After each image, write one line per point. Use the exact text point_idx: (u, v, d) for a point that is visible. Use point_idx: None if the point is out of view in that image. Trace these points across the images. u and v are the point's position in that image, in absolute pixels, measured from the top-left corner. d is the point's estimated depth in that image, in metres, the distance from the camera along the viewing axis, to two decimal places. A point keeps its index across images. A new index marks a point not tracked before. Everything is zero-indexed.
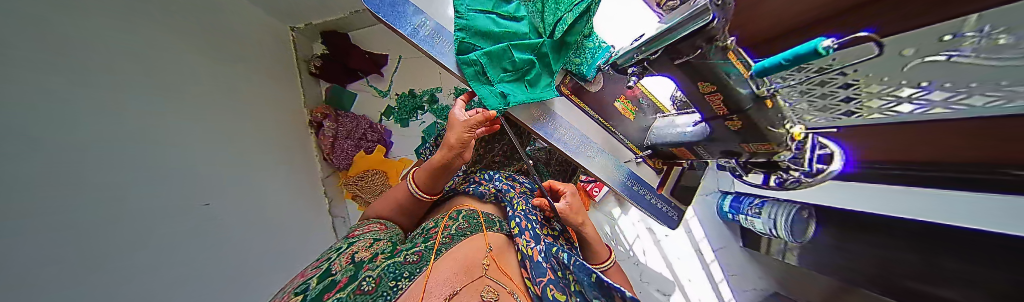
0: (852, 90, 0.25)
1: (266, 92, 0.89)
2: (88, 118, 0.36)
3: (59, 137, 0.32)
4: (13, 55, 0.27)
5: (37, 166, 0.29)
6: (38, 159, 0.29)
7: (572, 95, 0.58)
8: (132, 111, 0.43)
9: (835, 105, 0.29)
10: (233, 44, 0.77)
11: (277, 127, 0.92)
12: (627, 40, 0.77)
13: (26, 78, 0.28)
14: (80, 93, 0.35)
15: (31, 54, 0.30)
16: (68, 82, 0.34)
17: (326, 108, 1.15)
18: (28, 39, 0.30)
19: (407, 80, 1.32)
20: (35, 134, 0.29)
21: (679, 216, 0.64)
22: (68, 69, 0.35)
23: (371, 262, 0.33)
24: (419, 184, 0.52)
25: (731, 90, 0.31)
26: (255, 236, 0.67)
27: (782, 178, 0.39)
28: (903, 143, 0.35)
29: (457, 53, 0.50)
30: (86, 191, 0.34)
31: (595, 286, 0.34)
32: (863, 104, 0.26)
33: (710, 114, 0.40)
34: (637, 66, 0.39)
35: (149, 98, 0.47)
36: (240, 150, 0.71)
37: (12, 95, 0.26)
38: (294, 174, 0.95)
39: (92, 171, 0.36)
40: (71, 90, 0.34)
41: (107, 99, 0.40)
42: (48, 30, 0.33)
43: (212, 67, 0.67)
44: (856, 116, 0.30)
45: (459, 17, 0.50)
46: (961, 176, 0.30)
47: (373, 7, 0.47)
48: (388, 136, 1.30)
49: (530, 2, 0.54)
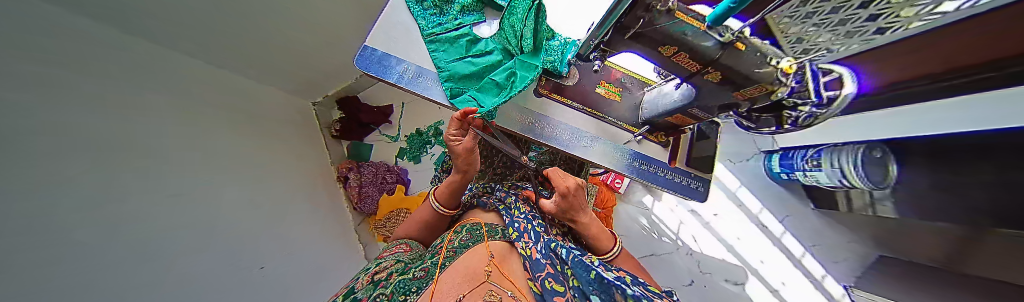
0: (875, 6, 0.17)
1: (289, 159, 1.01)
2: (103, 202, 0.40)
3: (71, 220, 0.35)
4: (32, 155, 0.32)
5: (44, 251, 0.31)
6: (47, 244, 0.32)
7: (552, 94, 0.59)
8: (150, 191, 0.49)
9: (857, 27, 0.21)
10: (254, 124, 0.90)
11: (306, 187, 1.04)
12: (584, 30, 0.78)
13: (44, 171, 0.33)
14: (125, 188, 0.44)
15: (51, 153, 0.34)
16: (88, 175, 0.39)
17: (349, 162, 1.30)
18: (54, 140, 0.35)
19: (413, 121, 1.46)
20: (43, 220, 0.32)
21: (704, 187, 0.61)
22: (88, 159, 0.39)
23: (384, 280, 0.36)
24: (438, 198, 0.56)
25: (695, 45, 0.31)
26: (286, 289, 0.71)
27: (795, 117, 0.37)
28: (916, 59, 0.38)
29: (449, 97, 0.55)
30: (99, 261, 0.37)
31: (594, 282, 0.37)
32: (894, 17, 0.18)
33: (687, 73, 0.38)
34: (598, 50, 0.41)
35: (173, 179, 0.54)
36: (273, 215, 0.80)
37: (27, 187, 0.30)
38: (326, 226, 1.05)
39: (104, 246, 0.39)
40: (90, 181, 0.39)
41: (129, 182, 0.45)
42: (74, 132, 0.38)
43: (235, 144, 0.77)
44: (886, 14, 0.18)
45: (441, 70, 0.56)
46: (987, 75, 0.34)
47: (366, 68, 0.53)
48: (405, 175, 1.41)
49: (494, 36, 0.61)
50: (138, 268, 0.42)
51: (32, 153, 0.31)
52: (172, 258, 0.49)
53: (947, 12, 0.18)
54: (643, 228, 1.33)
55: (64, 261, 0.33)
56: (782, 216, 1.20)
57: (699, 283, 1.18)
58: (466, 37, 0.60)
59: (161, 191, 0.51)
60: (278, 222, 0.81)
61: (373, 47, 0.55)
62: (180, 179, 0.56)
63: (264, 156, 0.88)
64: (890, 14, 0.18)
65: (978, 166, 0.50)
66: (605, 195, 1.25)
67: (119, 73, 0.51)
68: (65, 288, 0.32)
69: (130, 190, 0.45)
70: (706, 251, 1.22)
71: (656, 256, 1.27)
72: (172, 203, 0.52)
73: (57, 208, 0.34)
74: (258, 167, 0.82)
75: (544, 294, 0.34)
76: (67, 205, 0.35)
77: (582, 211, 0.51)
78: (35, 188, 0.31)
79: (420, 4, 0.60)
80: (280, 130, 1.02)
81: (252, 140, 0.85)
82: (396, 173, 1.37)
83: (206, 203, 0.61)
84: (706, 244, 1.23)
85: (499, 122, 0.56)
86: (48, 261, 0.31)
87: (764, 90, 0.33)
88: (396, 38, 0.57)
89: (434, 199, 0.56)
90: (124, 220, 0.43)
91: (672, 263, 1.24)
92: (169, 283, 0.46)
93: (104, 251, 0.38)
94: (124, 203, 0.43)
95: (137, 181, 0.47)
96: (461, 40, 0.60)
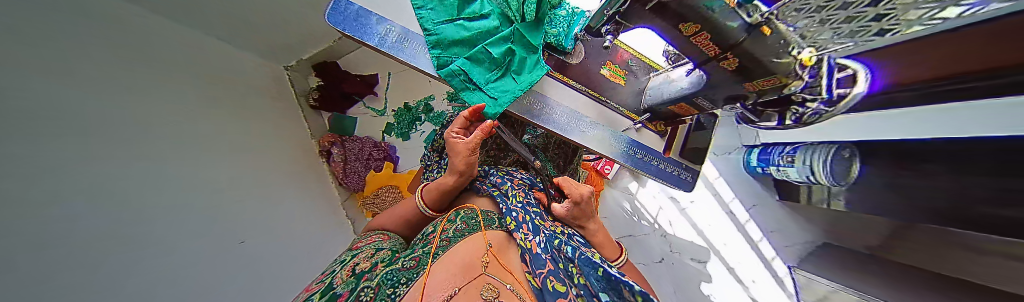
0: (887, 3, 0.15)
1: (273, 126, 0.93)
2: (121, 154, 0.38)
3: (97, 169, 0.34)
4: (53, 94, 0.30)
5: (70, 195, 0.30)
6: (73, 189, 0.31)
7: (555, 73, 0.55)
8: (163, 147, 0.47)
9: (862, 27, 0.19)
10: (242, 85, 0.82)
11: (290, 157, 0.97)
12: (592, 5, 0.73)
13: (59, 108, 0.31)
14: (139, 144, 0.42)
15: (70, 93, 0.32)
16: (107, 123, 0.37)
17: (332, 136, 1.21)
18: (67, 78, 0.33)
19: (401, 94, 1.36)
20: (67, 162, 0.30)
21: (693, 178, 0.62)
22: (101, 106, 0.37)
23: (370, 272, 0.35)
24: (427, 202, 0.54)
25: (720, 25, 0.27)
26: (286, 256, 0.71)
27: (800, 113, 0.36)
28: None
29: (435, 67, 0.49)
30: (116, 214, 0.36)
31: (603, 280, 0.38)
32: (898, 20, 0.17)
33: (702, 58, 0.36)
34: (610, 24, 0.37)
35: (177, 136, 0.51)
36: (270, 187, 0.77)
37: (49, 127, 0.29)
38: (312, 199, 1.01)
39: (126, 196, 0.38)
40: (109, 131, 0.37)
41: (141, 134, 0.42)
42: (87, 76, 0.36)
43: (228, 106, 0.72)
44: (892, 14, 0.16)
45: (427, 33, 0.49)
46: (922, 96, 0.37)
47: (338, 25, 0.45)
48: (393, 152, 1.35)
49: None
50: (155, 222, 0.42)
51: (52, 91, 0.30)
52: (182, 215, 0.47)
53: (952, 19, 0.17)
54: (626, 211, 1.41)
55: (85, 209, 0.32)
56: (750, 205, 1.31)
57: (669, 261, 1.30)
58: None
59: (172, 147, 0.49)
60: (272, 191, 0.78)
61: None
62: (183, 136, 0.53)
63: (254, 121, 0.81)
64: (893, 16, 0.16)
65: None
66: (594, 180, 1.28)
67: (114, 12, 0.45)
68: (79, 239, 0.30)
69: (145, 143, 0.43)
70: (679, 234, 1.34)
71: (635, 238, 1.36)
72: (181, 161, 0.50)
73: (83, 153, 0.32)
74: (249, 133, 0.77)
75: (545, 293, 0.35)
76: (95, 161, 0.34)
77: (591, 217, 0.49)
78: (59, 142, 0.30)
79: None
80: (262, 95, 0.93)
81: (240, 103, 0.78)
82: (383, 150, 1.31)
83: (210, 163, 0.58)
84: (680, 229, 1.34)
85: (508, 109, 0.51)
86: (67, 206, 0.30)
87: (776, 83, 0.32)
88: None
89: (421, 200, 0.54)
90: (140, 174, 0.41)
91: (648, 244, 1.34)
92: (182, 241, 0.45)
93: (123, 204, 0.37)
94: (142, 157, 0.42)
95: (153, 140, 0.45)
96: None
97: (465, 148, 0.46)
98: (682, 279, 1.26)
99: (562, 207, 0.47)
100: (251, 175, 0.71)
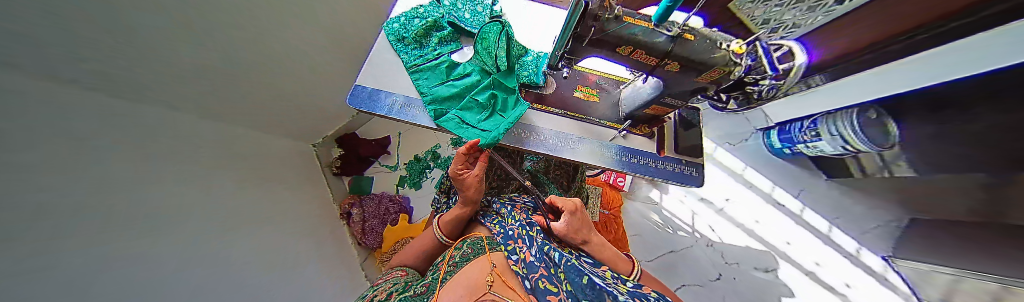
0: None
1: (300, 199, 1.03)
2: (176, 242, 0.44)
3: (155, 257, 0.39)
4: (123, 198, 0.36)
5: (139, 281, 0.35)
6: (140, 276, 0.35)
7: (536, 104, 0.62)
8: (207, 232, 0.53)
9: None
10: (275, 167, 0.94)
11: (314, 224, 1.04)
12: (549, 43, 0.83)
13: (137, 208, 0.38)
14: (193, 231, 0.49)
15: (140, 196, 0.40)
16: (170, 217, 0.44)
17: (352, 197, 1.30)
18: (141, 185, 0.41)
19: (409, 148, 1.50)
20: (135, 254, 0.36)
21: (699, 172, 0.61)
22: (167, 203, 0.45)
23: (384, 301, 0.36)
24: (443, 229, 0.56)
25: (651, 42, 0.33)
26: None
27: (760, 91, 0.38)
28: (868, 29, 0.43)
29: (434, 119, 0.57)
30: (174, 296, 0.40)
31: (589, 289, 0.34)
32: None
33: (648, 68, 0.41)
34: (564, 60, 0.45)
35: (221, 220, 0.58)
36: (296, 256, 0.81)
37: (117, 226, 0.34)
38: (334, 264, 1.02)
39: (180, 279, 0.43)
40: (170, 223, 0.44)
41: (191, 223, 0.49)
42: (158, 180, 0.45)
43: (266, 186, 0.83)
44: None
45: (425, 95, 0.60)
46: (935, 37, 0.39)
47: (357, 105, 0.57)
48: (407, 202, 1.41)
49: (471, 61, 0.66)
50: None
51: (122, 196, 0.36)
52: (225, 292, 0.50)
53: None
54: (656, 224, 1.28)
55: (152, 292, 0.36)
56: (796, 192, 1.16)
57: (727, 275, 1.11)
58: (445, 63, 0.64)
59: (215, 231, 0.55)
60: (299, 260, 0.81)
61: (363, 85, 0.60)
62: (227, 219, 0.60)
63: (284, 197, 0.91)
64: None
65: (983, 104, 0.50)
66: (611, 195, 1.22)
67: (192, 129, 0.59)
68: None
69: (196, 231, 0.50)
70: (727, 239, 1.17)
71: (677, 253, 1.20)
72: (225, 242, 0.57)
73: (146, 246, 0.38)
74: (280, 208, 0.85)
75: (538, 294, 0.34)
76: (157, 250, 0.40)
77: (592, 230, 0.48)
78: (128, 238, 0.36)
79: (401, 41, 0.65)
80: (293, 172, 1.06)
81: (274, 182, 0.89)
82: (398, 202, 1.37)
83: (249, 240, 0.65)
84: (725, 233, 1.18)
85: (503, 141, 0.57)
86: (143, 290, 0.35)
87: (722, 72, 0.36)
88: (385, 75, 0.62)
89: (439, 229, 0.56)
90: (190, 258, 0.46)
91: (695, 258, 1.17)
92: None
93: (178, 286, 0.41)
94: (191, 243, 0.48)
95: (203, 226, 0.52)
96: (440, 66, 0.64)
97: (473, 180, 0.52)
98: (749, 295, 1.05)
99: (557, 224, 0.47)
100: (281, 247, 0.76)
